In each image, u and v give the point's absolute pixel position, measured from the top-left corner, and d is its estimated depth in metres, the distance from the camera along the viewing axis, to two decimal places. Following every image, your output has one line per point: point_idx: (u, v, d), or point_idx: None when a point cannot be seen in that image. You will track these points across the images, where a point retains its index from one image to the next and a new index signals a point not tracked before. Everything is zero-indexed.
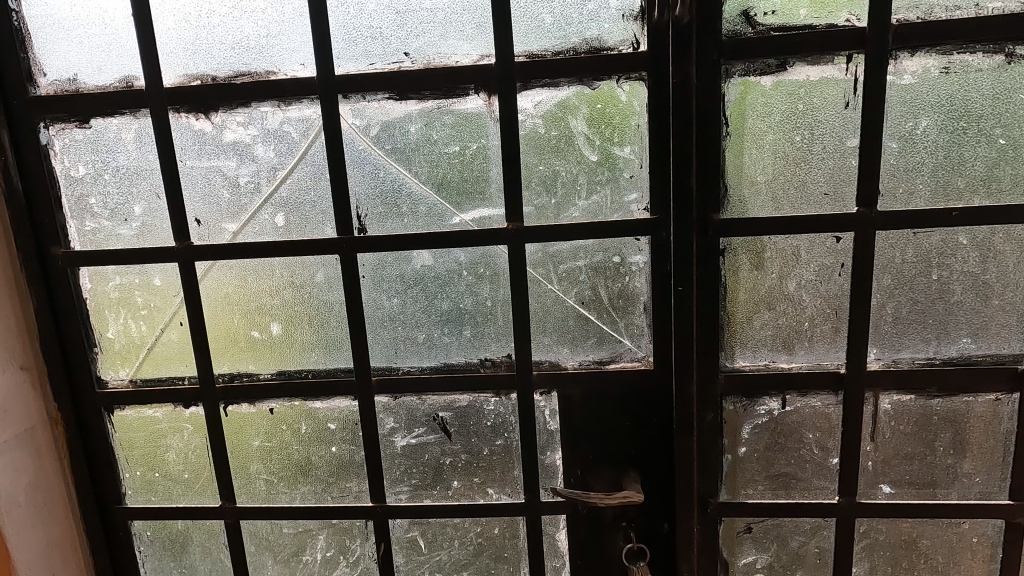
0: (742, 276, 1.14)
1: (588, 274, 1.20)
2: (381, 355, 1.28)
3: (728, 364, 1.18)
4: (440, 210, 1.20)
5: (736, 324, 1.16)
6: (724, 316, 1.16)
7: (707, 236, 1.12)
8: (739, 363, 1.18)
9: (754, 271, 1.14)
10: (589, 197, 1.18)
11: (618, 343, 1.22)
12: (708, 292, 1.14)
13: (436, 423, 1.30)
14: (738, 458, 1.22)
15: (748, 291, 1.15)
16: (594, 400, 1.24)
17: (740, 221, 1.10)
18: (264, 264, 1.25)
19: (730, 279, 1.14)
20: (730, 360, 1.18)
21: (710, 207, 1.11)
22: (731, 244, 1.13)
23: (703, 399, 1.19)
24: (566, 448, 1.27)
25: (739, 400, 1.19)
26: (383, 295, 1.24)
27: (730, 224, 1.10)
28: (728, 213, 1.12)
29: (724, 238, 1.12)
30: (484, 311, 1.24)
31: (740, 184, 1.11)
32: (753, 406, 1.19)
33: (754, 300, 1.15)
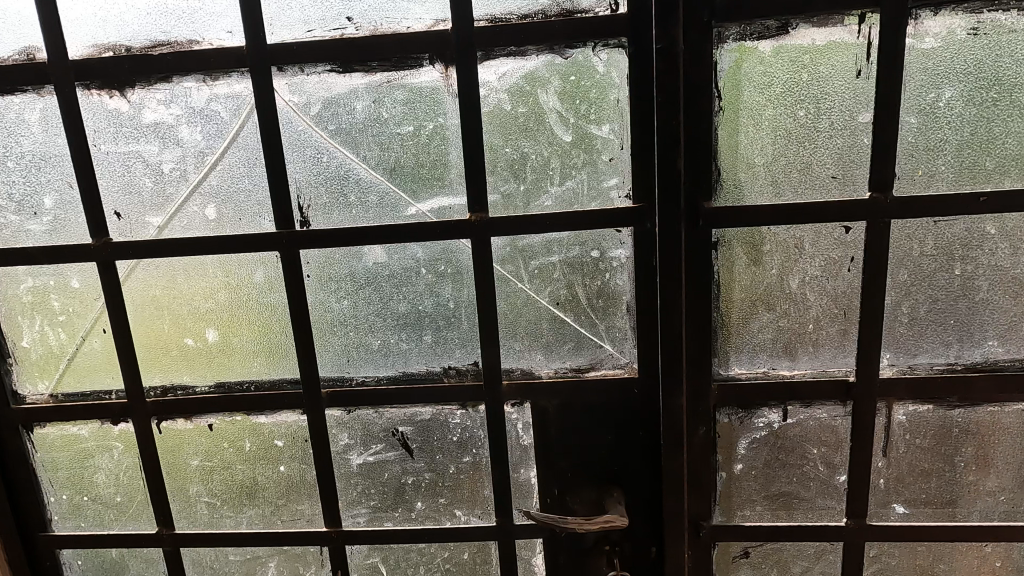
0: (738, 272, 1.00)
1: (563, 271, 1.06)
2: (332, 364, 1.13)
3: (723, 372, 1.04)
4: (393, 200, 1.05)
5: (731, 327, 1.02)
6: (717, 318, 1.02)
7: (697, 228, 0.97)
8: (735, 370, 1.03)
9: (752, 267, 0.99)
10: (563, 183, 1.03)
11: (598, 348, 1.09)
12: (699, 291, 1.00)
13: (395, 439, 1.16)
14: (733, 476, 1.08)
15: (744, 289, 1.00)
16: (571, 412, 1.11)
17: (735, 210, 0.96)
18: (194, 262, 1.10)
19: (724, 276, 1.00)
20: (725, 368, 1.03)
21: (700, 194, 0.96)
22: (725, 236, 0.99)
23: (694, 412, 1.05)
24: (541, 466, 1.14)
25: (735, 412, 1.05)
26: (332, 297, 1.10)
27: (724, 213, 0.96)
28: (721, 200, 0.97)
29: (716, 229, 0.98)
30: (446, 314, 1.10)
31: (736, 167, 0.96)
32: (751, 419, 1.05)
33: (750, 300, 1.01)
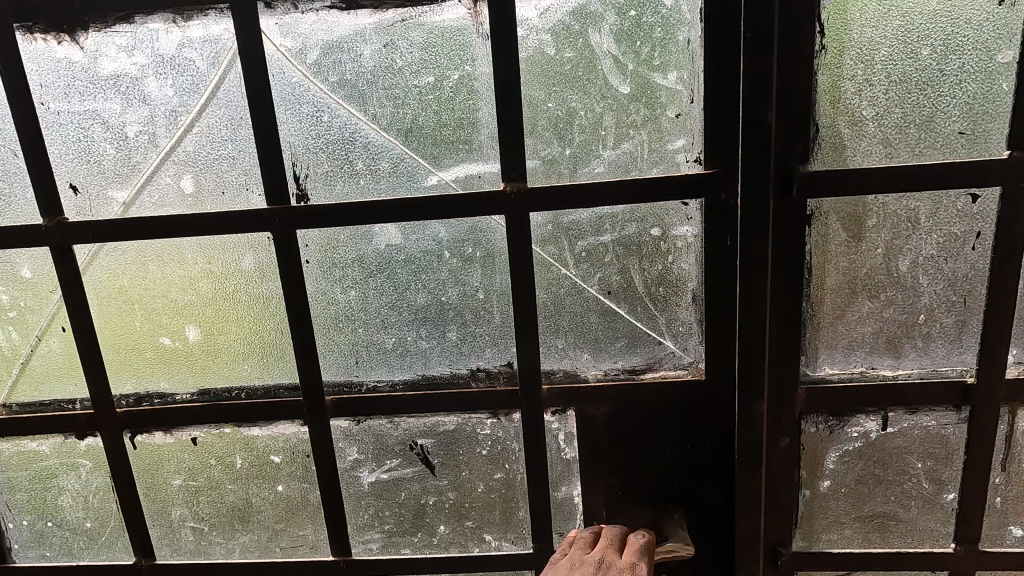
0: (836, 252, 0.82)
1: (616, 253, 0.88)
2: (337, 366, 0.95)
3: (811, 372, 0.87)
4: (410, 168, 0.86)
5: (823, 318, 0.85)
6: (807, 307, 0.84)
7: (789, 201, 0.80)
8: (826, 370, 0.86)
9: (853, 246, 0.81)
10: (618, 146, 0.84)
11: (656, 345, 0.92)
12: (786, 276, 0.83)
13: (413, 453, 0.99)
14: (818, 494, 0.92)
15: (841, 273, 0.83)
16: (623, 420, 0.95)
17: (835, 174, 0.78)
18: (168, 246, 0.91)
19: (816, 257, 0.82)
20: (814, 368, 0.87)
21: (793, 157, 0.79)
22: (821, 208, 0.81)
23: (776, 422, 0.89)
24: (586, 481, 0.98)
25: (823, 420, 0.88)
26: (336, 286, 0.91)
27: (820, 182, 0.79)
28: (818, 162, 0.79)
29: (812, 199, 0.80)
30: (473, 305, 0.91)
31: (838, 119, 0.78)
32: (842, 429, 0.88)
33: (848, 284, 0.83)
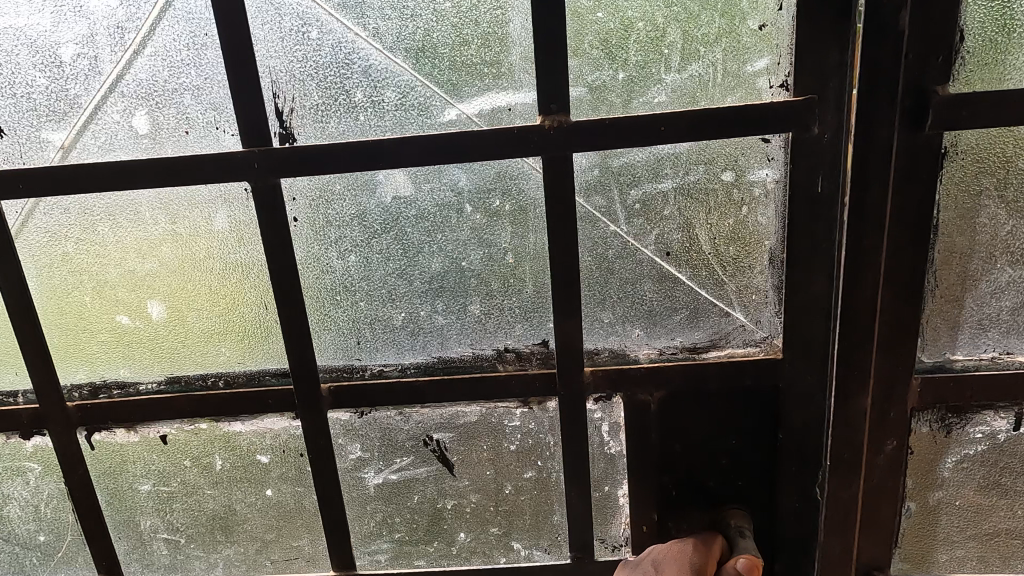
0: (974, 209, 0.68)
1: (678, 204, 0.72)
2: (336, 348, 0.78)
3: (929, 359, 0.74)
4: (422, 98, 0.68)
5: (951, 291, 0.71)
6: (931, 278, 0.71)
7: (914, 137, 0.66)
8: (949, 356, 0.74)
9: (996, 202, 0.68)
10: (686, 67, 0.67)
11: (723, 317, 0.76)
12: (909, 236, 0.69)
13: (428, 449, 0.83)
14: (926, 507, 0.80)
15: (978, 236, 0.69)
16: (681, 406, 0.79)
17: (985, 96, 0.63)
18: (120, 203, 0.73)
19: (950, 219, 0.69)
20: (933, 356, 0.74)
21: (926, 83, 0.64)
22: (957, 145, 0.66)
23: (881, 421, 0.75)
24: (634, 481, 0.82)
25: (939, 419, 0.76)
26: (332, 250, 0.74)
27: (955, 112, 0.64)
28: (961, 82, 0.64)
29: (949, 133, 0.65)
30: (500, 272, 0.74)
31: (991, 24, 0.63)
32: (962, 430, 0.76)
33: (984, 249, 0.69)
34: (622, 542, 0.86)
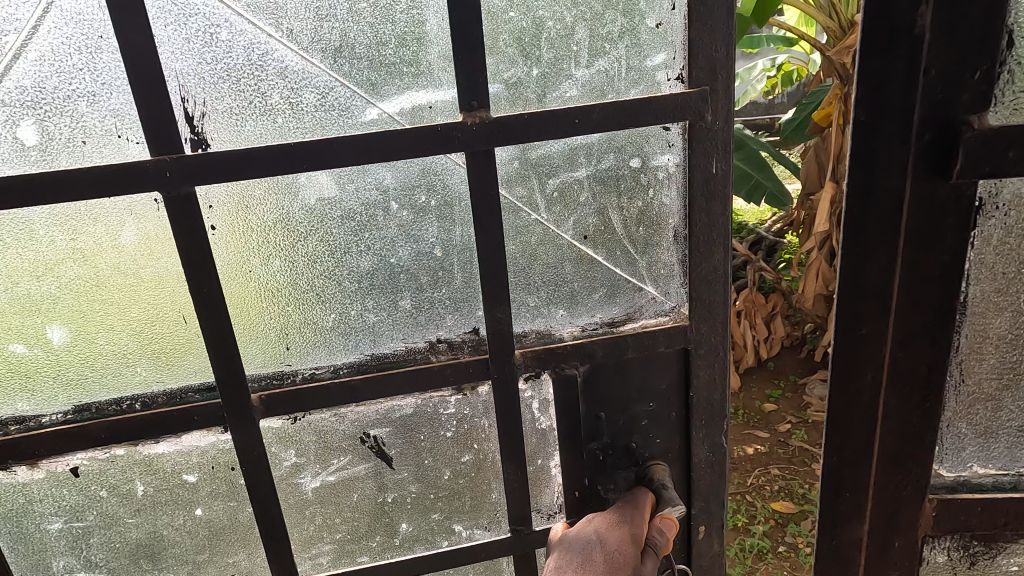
0: (998, 312, 0.74)
1: (593, 190, 0.77)
2: (264, 356, 0.76)
3: (949, 473, 0.82)
4: (342, 98, 0.68)
5: (974, 394, 0.78)
6: (955, 378, 0.77)
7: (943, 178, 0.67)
8: (970, 468, 0.81)
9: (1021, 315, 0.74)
10: (593, 62, 0.72)
11: (637, 291, 0.83)
12: (925, 322, 0.73)
13: (366, 447, 0.83)
14: None
15: (1003, 348, 0.76)
16: (605, 376, 0.85)
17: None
18: (7, 222, 0.66)
19: (974, 332, 0.75)
20: (952, 467, 0.81)
21: (956, 112, 0.65)
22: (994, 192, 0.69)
23: (884, 548, 0.83)
24: (566, 451, 0.88)
25: (951, 542, 0.84)
26: (255, 256, 0.72)
27: (989, 150, 0.65)
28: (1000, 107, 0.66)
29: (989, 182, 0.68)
30: (429, 266, 0.76)
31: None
32: (973, 551, 0.84)
33: (1007, 359, 0.76)
34: (557, 510, 0.92)
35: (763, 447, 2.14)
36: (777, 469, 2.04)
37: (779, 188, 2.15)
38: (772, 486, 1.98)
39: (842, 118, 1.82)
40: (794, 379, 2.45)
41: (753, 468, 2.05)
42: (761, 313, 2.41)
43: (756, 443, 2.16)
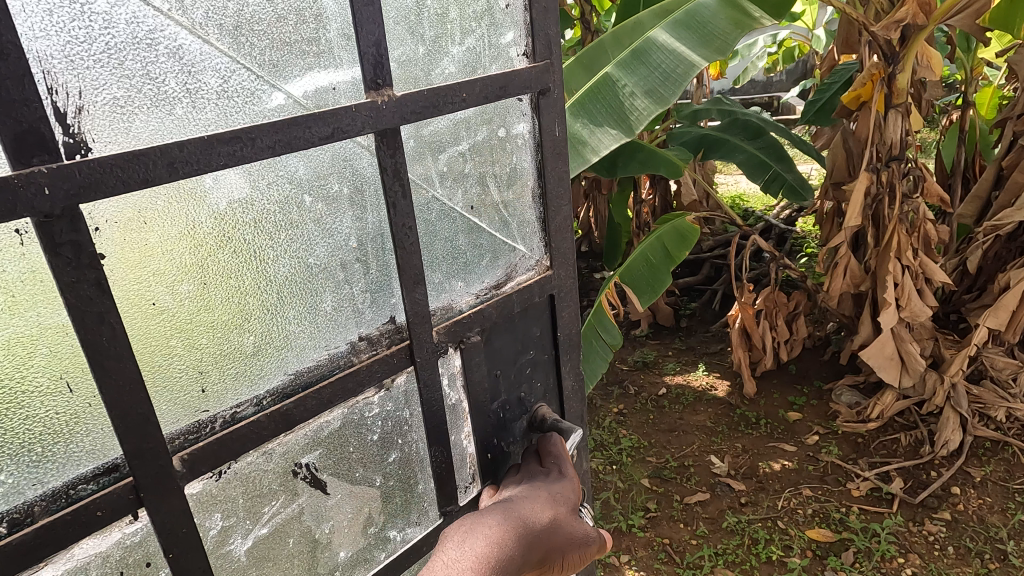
0: None
1: (473, 162, 0.83)
2: (180, 406, 0.62)
3: None
4: (245, 83, 0.60)
5: None
6: None
7: None
8: None
9: None
10: (464, 41, 0.77)
11: (512, 252, 0.91)
12: None
13: (299, 479, 0.74)
14: None
15: None
16: (501, 337, 0.91)
17: None
18: None
19: None
20: None
21: None
22: None
23: None
24: (477, 419, 0.91)
25: None
26: (159, 283, 0.59)
27: None
28: None
29: None
30: (345, 261, 0.72)
31: None
32: None
33: None
34: (471, 481, 0.95)
35: (793, 464, 2.35)
36: (809, 489, 2.23)
37: (797, 181, 2.57)
38: (806, 508, 2.16)
39: (884, 102, 2.15)
40: (817, 384, 2.74)
41: (783, 489, 2.25)
42: (782, 313, 2.75)
43: (783, 457, 2.39)
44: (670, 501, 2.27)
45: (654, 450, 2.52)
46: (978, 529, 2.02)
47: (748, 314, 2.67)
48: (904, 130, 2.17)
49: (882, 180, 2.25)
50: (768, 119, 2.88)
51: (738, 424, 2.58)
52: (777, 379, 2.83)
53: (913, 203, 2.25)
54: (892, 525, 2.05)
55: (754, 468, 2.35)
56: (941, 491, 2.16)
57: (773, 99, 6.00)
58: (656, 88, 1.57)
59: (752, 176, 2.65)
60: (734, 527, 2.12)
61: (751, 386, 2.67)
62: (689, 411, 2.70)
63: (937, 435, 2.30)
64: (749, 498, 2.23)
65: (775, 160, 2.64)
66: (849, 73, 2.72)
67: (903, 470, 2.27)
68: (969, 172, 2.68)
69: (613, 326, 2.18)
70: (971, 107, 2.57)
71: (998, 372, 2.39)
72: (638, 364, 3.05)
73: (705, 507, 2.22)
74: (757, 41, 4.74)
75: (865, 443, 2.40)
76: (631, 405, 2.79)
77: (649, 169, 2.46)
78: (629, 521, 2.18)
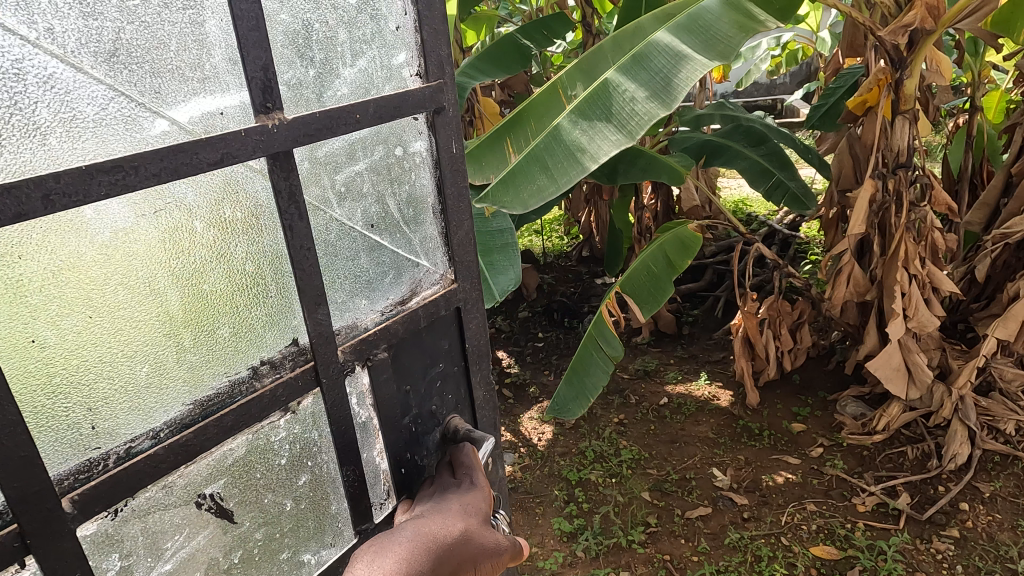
0: None
1: (371, 181, 0.84)
2: (68, 444, 0.60)
3: None
4: (125, 109, 0.59)
5: None
6: None
7: None
8: None
9: None
10: (356, 62, 0.78)
11: (416, 267, 0.92)
12: None
13: (204, 510, 0.72)
14: None
15: None
16: (408, 352, 0.92)
17: None
18: None
19: None
20: None
21: None
22: None
23: None
24: (388, 435, 0.92)
25: None
26: (39, 317, 0.57)
27: None
28: None
29: None
30: (243, 286, 0.71)
31: None
32: None
33: None
34: (387, 496, 0.95)
35: (798, 479, 2.41)
36: (813, 505, 2.29)
37: (800, 189, 2.68)
38: (810, 525, 2.21)
39: (890, 109, 2.23)
40: (822, 394, 2.83)
41: (786, 504, 2.31)
42: (784, 321, 2.84)
43: (787, 471, 2.45)
44: (671, 516, 2.32)
45: (655, 462, 2.57)
46: (987, 547, 2.07)
47: (752, 323, 2.72)
48: (911, 137, 2.25)
49: (888, 188, 2.33)
50: (770, 124, 2.96)
51: (741, 435, 2.66)
52: (779, 389, 2.90)
53: (921, 212, 2.31)
54: (900, 542, 2.11)
55: (758, 481, 2.42)
56: (949, 508, 2.21)
57: (774, 103, 6.70)
58: (658, 94, 1.50)
59: (755, 183, 2.75)
60: (737, 544, 2.17)
61: (754, 396, 2.75)
62: (691, 421, 2.77)
63: (946, 449, 2.37)
64: (751, 513, 2.29)
65: (779, 167, 2.74)
66: (849, 78, 2.89)
67: (912, 486, 2.33)
68: (976, 178, 2.79)
69: (612, 336, 2.34)
70: (977, 112, 2.67)
71: (1008, 385, 2.51)
72: (638, 373, 3.13)
73: (706, 522, 2.28)
74: (761, 44, 4.92)
75: (870, 456, 2.47)
76: (632, 415, 2.85)
77: (652, 174, 2.63)
78: (630, 537, 2.23)
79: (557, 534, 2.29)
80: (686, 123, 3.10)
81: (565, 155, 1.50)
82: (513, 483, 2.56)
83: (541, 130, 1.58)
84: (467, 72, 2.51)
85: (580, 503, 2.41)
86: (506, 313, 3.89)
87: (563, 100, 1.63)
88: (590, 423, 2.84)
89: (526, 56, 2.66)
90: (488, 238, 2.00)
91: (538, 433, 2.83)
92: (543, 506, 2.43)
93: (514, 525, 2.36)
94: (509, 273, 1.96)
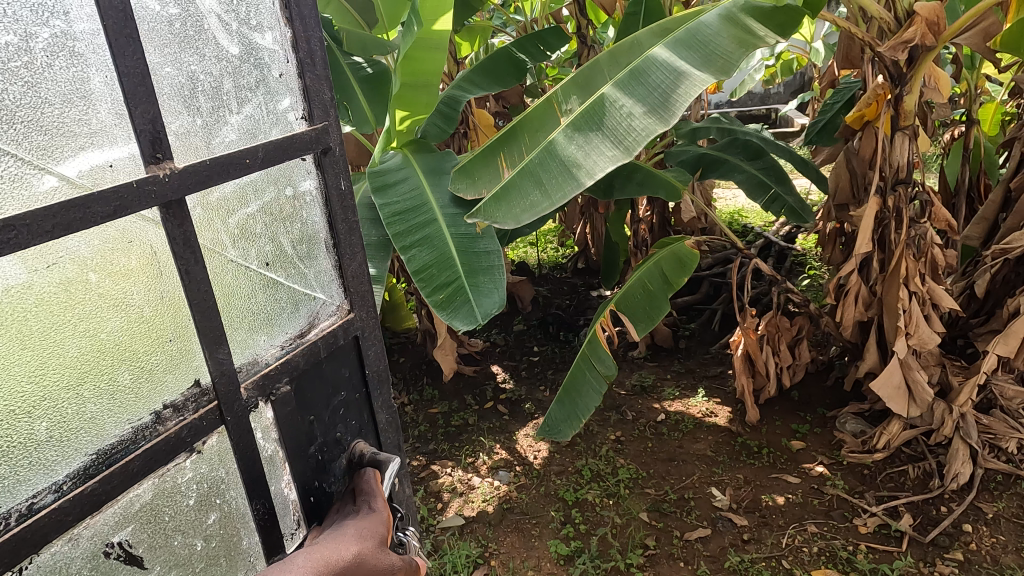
0: None
1: (264, 221, 0.87)
2: None
3: None
4: (11, 168, 0.60)
5: None
6: None
7: None
8: None
9: None
10: (242, 110, 0.81)
11: (312, 300, 0.95)
12: None
13: (111, 559, 0.72)
14: None
15: None
16: (312, 384, 0.95)
17: None
18: None
19: None
20: None
21: None
22: None
23: None
24: (296, 465, 0.94)
25: None
26: None
27: None
28: None
29: None
30: (142, 332, 0.73)
31: None
32: None
33: None
34: (297, 525, 0.96)
35: (800, 499, 2.50)
36: (812, 526, 2.37)
37: (797, 202, 2.88)
38: (811, 547, 2.28)
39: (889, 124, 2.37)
40: (821, 411, 2.95)
41: (788, 525, 2.38)
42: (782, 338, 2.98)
43: (789, 492, 2.53)
44: (671, 537, 2.38)
45: (654, 481, 2.65)
46: (992, 570, 2.14)
47: (750, 340, 2.86)
48: (909, 153, 2.40)
49: (889, 204, 2.47)
50: (768, 138, 3.10)
51: (740, 453, 2.76)
52: (778, 405, 3.03)
53: (920, 229, 2.46)
54: (902, 566, 2.17)
55: (757, 501, 2.50)
56: (953, 530, 2.30)
57: (772, 112, 7.22)
58: (656, 107, 1.58)
59: (754, 196, 2.94)
60: (738, 566, 2.22)
61: (754, 412, 2.86)
62: (689, 438, 2.87)
63: (948, 468, 2.48)
64: (751, 535, 2.36)
65: (774, 181, 2.92)
66: (848, 92, 3.08)
67: (914, 506, 2.42)
68: (973, 190, 3.03)
69: (604, 355, 2.39)
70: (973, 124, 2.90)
71: (1010, 403, 2.60)
72: (637, 389, 3.23)
73: (706, 544, 2.34)
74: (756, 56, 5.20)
75: (872, 475, 2.58)
76: (630, 432, 2.94)
77: (647, 189, 2.74)
78: (627, 560, 2.28)
79: (554, 557, 2.33)
80: (685, 136, 3.18)
81: (559, 171, 1.62)
82: (509, 503, 2.60)
83: (534, 146, 1.73)
84: (463, 85, 2.58)
85: (577, 525, 2.46)
86: (502, 325, 3.94)
87: (557, 115, 1.76)
88: (587, 441, 2.90)
89: (521, 70, 2.70)
90: (476, 259, 1.95)
91: (534, 450, 2.88)
92: (539, 528, 2.46)
93: (509, 548, 2.39)
94: (495, 295, 1.87)
